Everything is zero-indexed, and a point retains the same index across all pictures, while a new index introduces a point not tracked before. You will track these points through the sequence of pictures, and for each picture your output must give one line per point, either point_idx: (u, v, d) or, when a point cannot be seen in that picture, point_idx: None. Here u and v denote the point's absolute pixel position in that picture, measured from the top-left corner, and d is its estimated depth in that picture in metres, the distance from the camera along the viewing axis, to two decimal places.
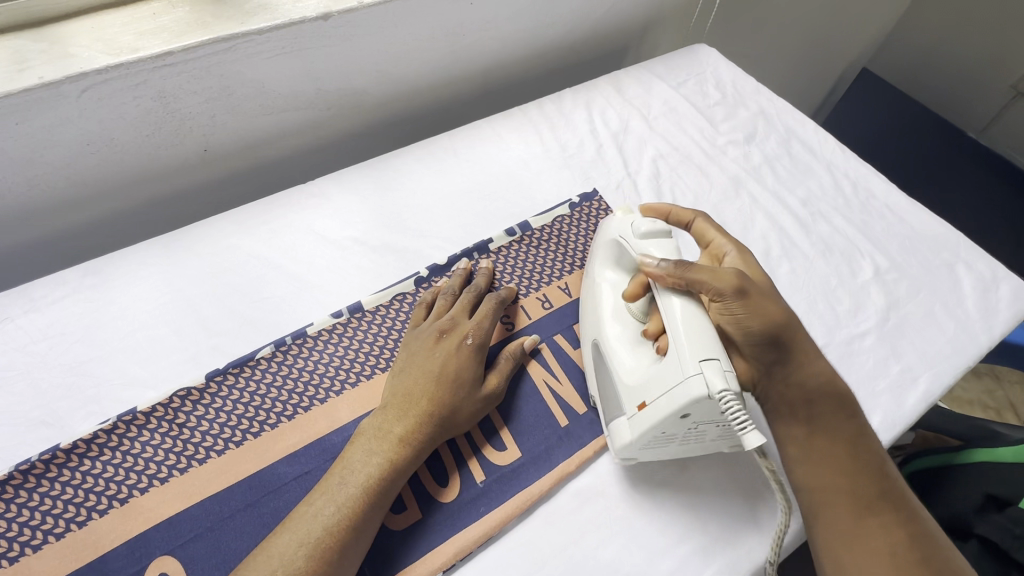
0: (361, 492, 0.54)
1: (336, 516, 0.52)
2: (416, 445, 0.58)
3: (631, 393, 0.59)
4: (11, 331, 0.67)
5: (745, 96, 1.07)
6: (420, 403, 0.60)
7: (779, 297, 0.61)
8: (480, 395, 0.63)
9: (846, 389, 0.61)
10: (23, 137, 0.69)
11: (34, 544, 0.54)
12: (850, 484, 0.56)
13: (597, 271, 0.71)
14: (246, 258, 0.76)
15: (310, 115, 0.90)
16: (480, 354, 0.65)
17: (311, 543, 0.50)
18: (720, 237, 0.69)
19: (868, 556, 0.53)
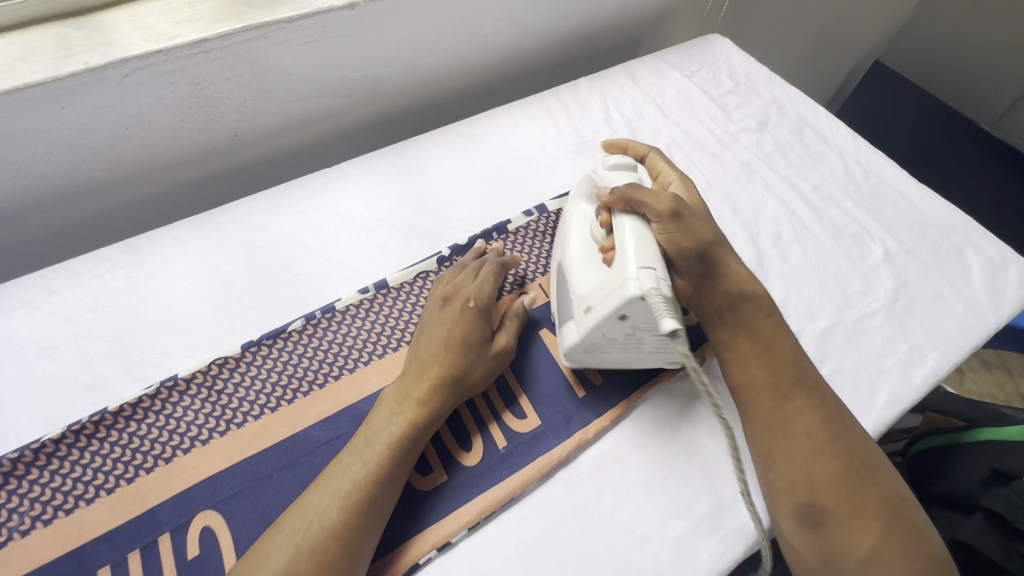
0: (384, 449, 0.57)
1: (363, 471, 0.56)
2: (432, 405, 0.61)
3: (579, 299, 0.64)
4: (57, 303, 0.71)
5: (758, 84, 1.09)
6: (432, 366, 0.63)
7: (709, 220, 0.69)
8: (489, 353, 0.66)
9: (764, 293, 0.68)
10: (69, 120, 0.73)
11: (87, 497, 0.58)
12: (771, 377, 0.62)
13: (571, 204, 0.73)
14: (277, 237, 0.79)
15: (334, 102, 0.93)
16: (484, 314, 0.67)
17: (342, 495, 0.54)
18: (667, 168, 0.77)
19: (789, 438, 0.59)
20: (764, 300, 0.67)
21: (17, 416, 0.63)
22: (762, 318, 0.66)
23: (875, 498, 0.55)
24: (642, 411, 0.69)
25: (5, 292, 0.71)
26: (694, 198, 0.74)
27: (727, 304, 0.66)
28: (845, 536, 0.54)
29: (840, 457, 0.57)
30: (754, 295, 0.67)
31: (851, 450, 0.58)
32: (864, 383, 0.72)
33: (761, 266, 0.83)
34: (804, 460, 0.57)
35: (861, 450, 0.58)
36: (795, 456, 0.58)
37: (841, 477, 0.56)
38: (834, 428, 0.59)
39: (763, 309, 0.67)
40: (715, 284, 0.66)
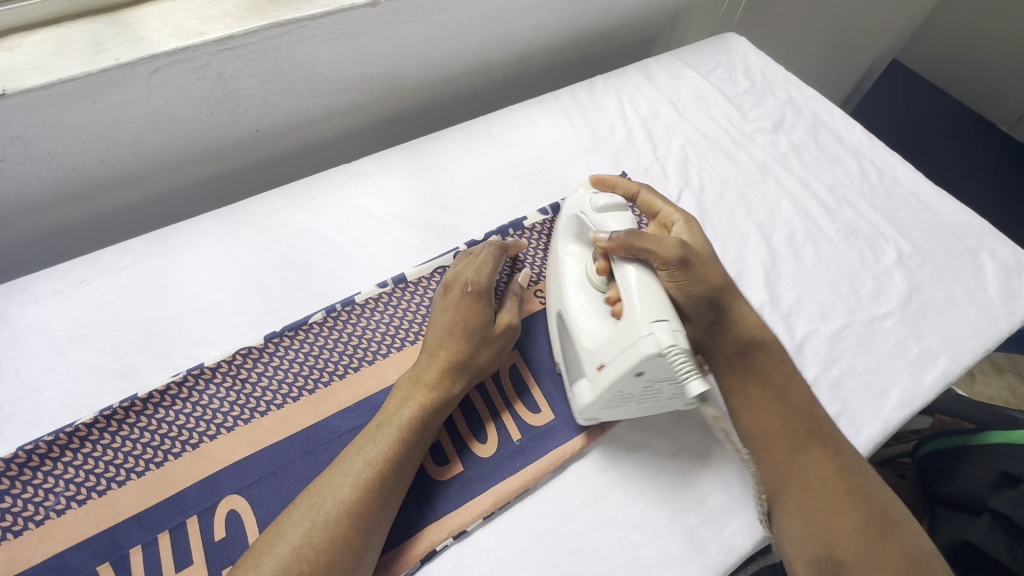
0: (396, 432, 0.59)
1: (377, 454, 0.57)
2: (442, 388, 0.63)
3: (591, 355, 0.62)
4: (87, 292, 0.73)
5: (774, 84, 1.09)
6: (439, 352, 0.65)
7: (716, 263, 0.69)
8: (493, 333, 0.67)
9: (771, 338, 0.69)
10: (98, 114, 0.75)
11: (119, 480, 0.60)
12: (786, 429, 0.62)
13: (561, 245, 0.73)
14: (298, 231, 0.81)
15: (354, 98, 0.94)
16: (485, 296, 0.68)
17: (358, 476, 0.56)
18: (666, 207, 0.77)
19: (805, 489, 0.59)
20: (774, 347, 0.68)
21: (50, 400, 0.65)
22: (776, 364, 0.67)
23: (902, 553, 0.52)
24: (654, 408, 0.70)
25: (38, 281, 0.73)
26: (698, 237, 0.74)
27: (736, 355, 0.67)
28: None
29: (860, 511, 0.56)
30: (762, 343, 0.68)
31: (873, 504, 0.56)
32: (874, 384, 0.73)
33: (774, 267, 0.84)
34: (822, 514, 0.56)
35: (885, 506, 0.56)
36: (812, 509, 0.57)
37: (862, 531, 0.54)
38: (855, 483, 0.58)
39: (775, 358, 0.67)
40: (723, 332, 0.68)
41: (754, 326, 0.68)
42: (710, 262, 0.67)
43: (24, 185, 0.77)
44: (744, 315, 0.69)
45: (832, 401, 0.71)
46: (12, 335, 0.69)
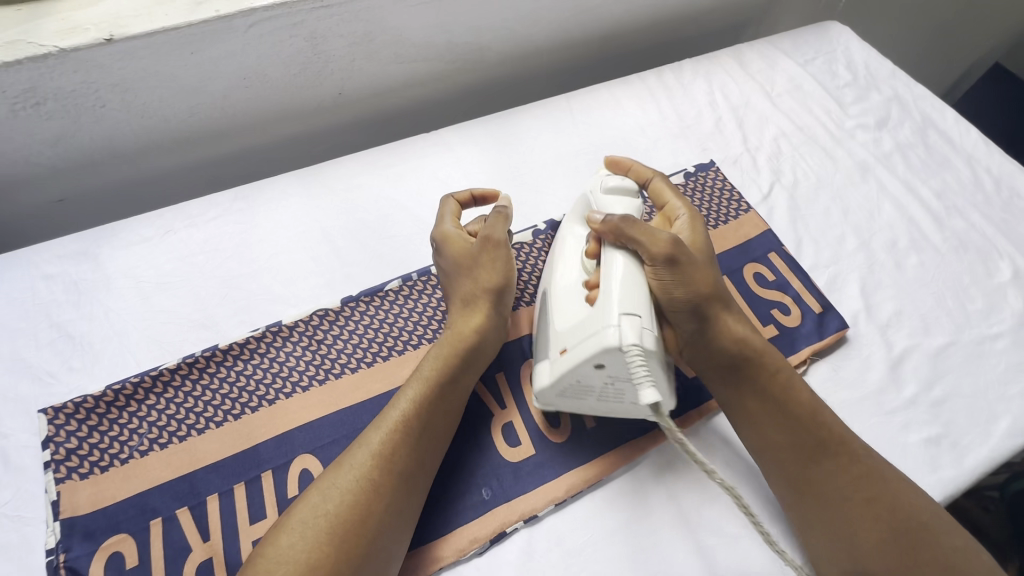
0: (417, 376, 0.58)
1: (402, 401, 0.57)
2: (464, 324, 0.62)
3: (558, 339, 0.59)
4: (173, 242, 0.74)
5: (879, 78, 1.01)
6: (455, 297, 0.65)
7: (713, 269, 0.61)
8: (478, 257, 0.64)
9: (767, 347, 0.61)
10: (194, 66, 0.75)
11: (198, 428, 0.61)
12: (786, 435, 0.57)
13: (564, 226, 0.68)
14: (376, 197, 0.80)
15: (437, 67, 0.92)
16: (451, 238, 0.66)
17: (391, 421, 0.55)
18: (674, 202, 0.68)
19: (819, 499, 0.55)
20: (774, 353, 0.61)
21: (136, 343, 0.67)
22: (779, 369, 0.60)
23: (933, 559, 0.50)
24: None
25: (128, 226, 0.75)
26: (703, 238, 0.65)
27: (730, 365, 0.60)
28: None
29: (880, 518, 0.52)
30: (763, 353, 0.60)
31: (890, 503, 0.53)
32: (982, 410, 0.67)
33: (871, 273, 0.78)
34: (841, 524, 0.53)
35: (904, 502, 0.53)
36: (830, 520, 0.54)
37: (883, 540, 0.51)
38: (872, 481, 0.54)
39: (781, 367, 0.60)
40: (715, 341, 0.59)
41: (754, 335, 0.61)
42: (705, 271, 0.60)
43: (119, 132, 0.79)
44: (745, 329, 0.61)
45: (933, 422, 0.66)
46: (103, 277, 0.71)
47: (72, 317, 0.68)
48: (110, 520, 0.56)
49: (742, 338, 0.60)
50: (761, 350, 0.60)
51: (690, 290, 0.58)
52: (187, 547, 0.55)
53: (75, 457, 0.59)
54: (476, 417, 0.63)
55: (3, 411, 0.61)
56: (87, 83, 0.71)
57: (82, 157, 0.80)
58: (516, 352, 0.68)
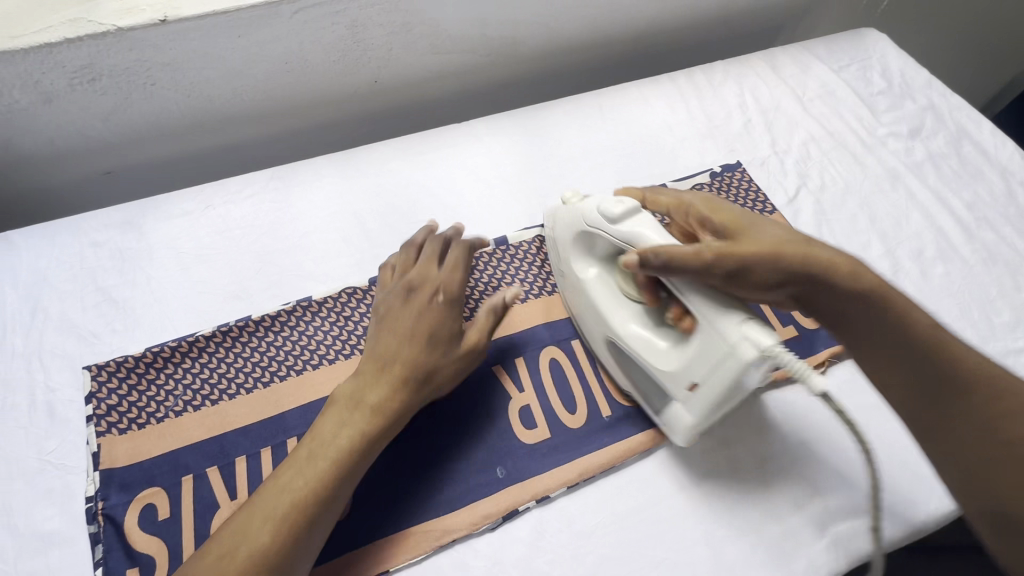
0: (329, 466, 0.52)
1: (297, 486, 0.51)
2: (389, 401, 0.56)
3: (676, 380, 0.56)
4: (213, 217, 0.77)
5: (914, 87, 1.00)
6: (394, 361, 0.58)
7: (778, 232, 0.56)
8: (457, 353, 0.61)
9: (877, 280, 0.55)
10: (241, 49, 0.78)
11: (229, 393, 0.64)
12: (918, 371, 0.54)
13: (580, 272, 0.66)
14: (407, 182, 0.83)
15: (471, 59, 0.94)
16: (450, 311, 0.62)
17: (273, 511, 0.49)
18: (672, 197, 0.62)
19: (951, 439, 0.52)
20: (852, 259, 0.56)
21: (174, 310, 0.70)
22: (875, 285, 0.55)
23: None
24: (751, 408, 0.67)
25: (170, 199, 0.78)
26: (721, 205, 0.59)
27: (832, 305, 0.55)
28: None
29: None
30: (851, 270, 0.55)
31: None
32: None
33: (896, 280, 0.78)
34: (982, 467, 0.50)
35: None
36: (973, 465, 0.50)
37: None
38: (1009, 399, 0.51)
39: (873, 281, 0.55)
40: (827, 289, 0.55)
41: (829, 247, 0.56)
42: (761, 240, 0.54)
43: (165, 110, 0.82)
44: (823, 247, 0.55)
45: None
46: (146, 246, 0.74)
47: (116, 283, 0.71)
48: (145, 473, 0.59)
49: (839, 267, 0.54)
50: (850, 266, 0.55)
51: (765, 266, 0.53)
52: (215, 503, 0.58)
53: (115, 412, 0.62)
54: (495, 398, 0.65)
55: (51, 365, 0.65)
56: (140, 61, 0.74)
57: (131, 132, 0.83)
58: (536, 338, 0.70)
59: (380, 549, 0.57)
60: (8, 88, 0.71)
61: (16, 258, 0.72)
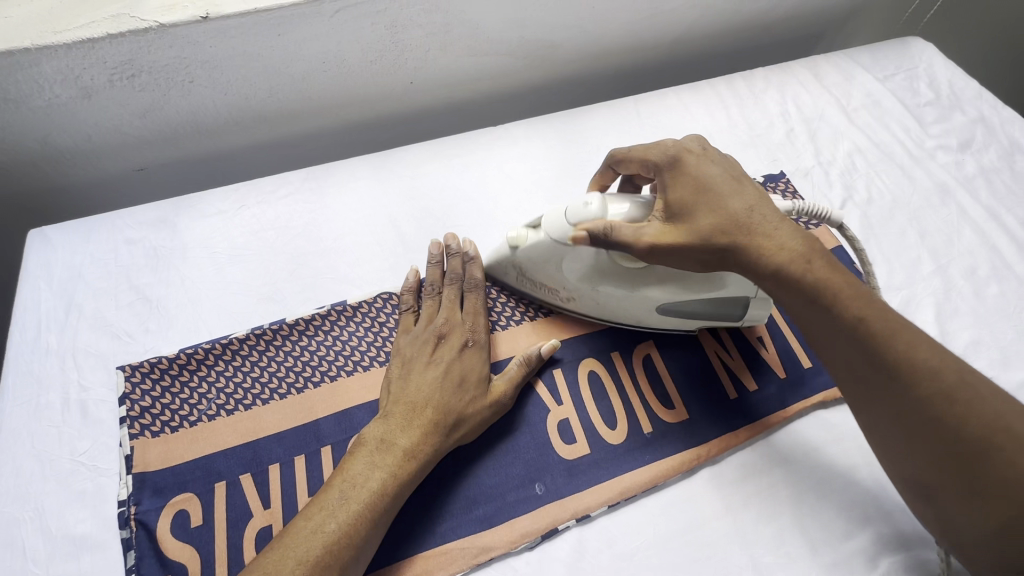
0: (363, 508, 0.52)
1: (327, 527, 0.50)
2: (422, 449, 0.56)
3: (741, 287, 0.62)
4: (247, 217, 0.77)
5: (963, 98, 0.97)
6: (425, 409, 0.58)
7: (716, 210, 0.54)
8: (485, 401, 0.60)
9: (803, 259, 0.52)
10: (280, 47, 0.77)
11: (263, 398, 0.63)
12: (851, 359, 0.51)
13: (569, 281, 0.65)
14: (442, 186, 0.81)
15: (507, 62, 0.93)
16: (480, 361, 0.63)
17: (305, 554, 0.48)
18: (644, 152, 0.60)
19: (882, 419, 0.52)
20: (809, 249, 0.53)
21: (208, 311, 0.69)
22: (821, 276, 0.52)
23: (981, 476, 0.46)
24: (798, 428, 0.64)
25: (205, 198, 0.78)
26: (686, 159, 0.57)
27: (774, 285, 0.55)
28: (976, 517, 0.47)
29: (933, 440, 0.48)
30: (790, 261, 0.52)
31: (973, 411, 0.47)
32: None
33: (948, 299, 0.75)
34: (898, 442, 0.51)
35: (989, 403, 0.47)
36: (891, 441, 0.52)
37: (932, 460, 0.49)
38: (942, 385, 0.48)
39: (828, 271, 0.52)
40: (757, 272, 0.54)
41: (784, 234, 0.53)
42: (701, 205, 0.55)
43: (202, 107, 0.81)
44: (776, 235, 0.53)
45: None
46: (180, 245, 0.73)
47: (150, 281, 0.70)
48: (178, 478, 0.58)
49: (771, 254, 0.53)
50: (800, 259, 0.52)
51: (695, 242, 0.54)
52: (248, 512, 0.57)
53: (148, 415, 0.61)
54: (533, 411, 0.63)
55: (85, 364, 0.64)
56: (179, 57, 0.74)
57: (166, 129, 0.83)
58: (574, 350, 0.68)
59: (416, 565, 0.55)
60: (49, 83, 0.71)
61: (52, 253, 0.71)
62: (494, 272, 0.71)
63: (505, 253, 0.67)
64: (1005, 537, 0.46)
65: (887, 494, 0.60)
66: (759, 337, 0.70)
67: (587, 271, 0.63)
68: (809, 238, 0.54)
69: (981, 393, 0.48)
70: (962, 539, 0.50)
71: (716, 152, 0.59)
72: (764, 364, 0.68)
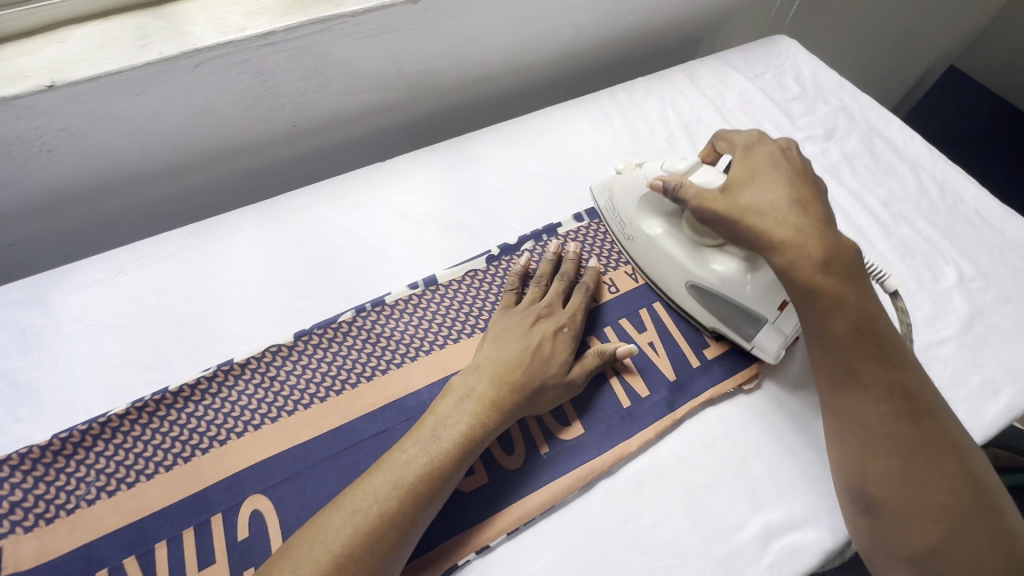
0: (451, 445, 0.56)
1: (433, 448, 0.56)
2: (508, 405, 0.60)
3: (765, 303, 0.66)
4: (125, 283, 0.74)
5: (826, 90, 1.04)
6: (514, 373, 0.62)
7: (759, 198, 0.61)
8: (568, 378, 0.64)
9: (824, 262, 0.57)
10: (142, 106, 0.75)
11: (147, 473, 0.60)
12: (840, 359, 0.57)
13: (643, 224, 0.75)
14: (331, 228, 0.81)
15: (391, 96, 0.93)
16: (572, 344, 0.67)
17: (398, 478, 0.53)
18: (739, 139, 0.69)
19: (855, 423, 0.56)
20: (831, 258, 0.57)
21: (85, 389, 0.66)
22: (836, 285, 0.57)
23: (934, 497, 0.52)
24: (687, 428, 0.67)
25: (78, 269, 0.75)
26: (758, 153, 0.66)
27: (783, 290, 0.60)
28: (912, 531, 0.52)
29: (898, 454, 0.54)
30: (799, 263, 0.57)
31: (935, 435, 0.54)
32: None
33: None
34: (861, 450, 0.56)
35: (951, 433, 0.55)
36: (852, 444, 0.56)
37: (893, 473, 0.54)
38: (917, 403, 0.55)
39: (847, 284, 0.58)
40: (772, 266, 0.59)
41: (812, 237, 0.58)
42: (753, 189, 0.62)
43: (69, 174, 0.79)
44: (805, 235, 0.58)
45: None
46: (51, 323, 0.70)
47: (19, 365, 0.67)
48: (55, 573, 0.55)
49: (787, 241, 0.58)
50: (817, 262, 0.57)
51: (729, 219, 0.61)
52: None
53: (20, 509, 0.58)
54: None
55: None
56: (31, 128, 0.71)
57: (33, 201, 0.79)
58: None
59: None
60: None
61: None
62: (596, 195, 0.84)
63: (611, 178, 0.81)
64: (930, 553, 0.51)
65: (769, 480, 0.63)
66: (650, 343, 0.73)
67: (662, 215, 0.74)
68: (837, 247, 0.58)
69: (943, 423, 0.55)
70: (884, 554, 0.54)
71: (791, 158, 0.66)
72: (655, 369, 0.71)
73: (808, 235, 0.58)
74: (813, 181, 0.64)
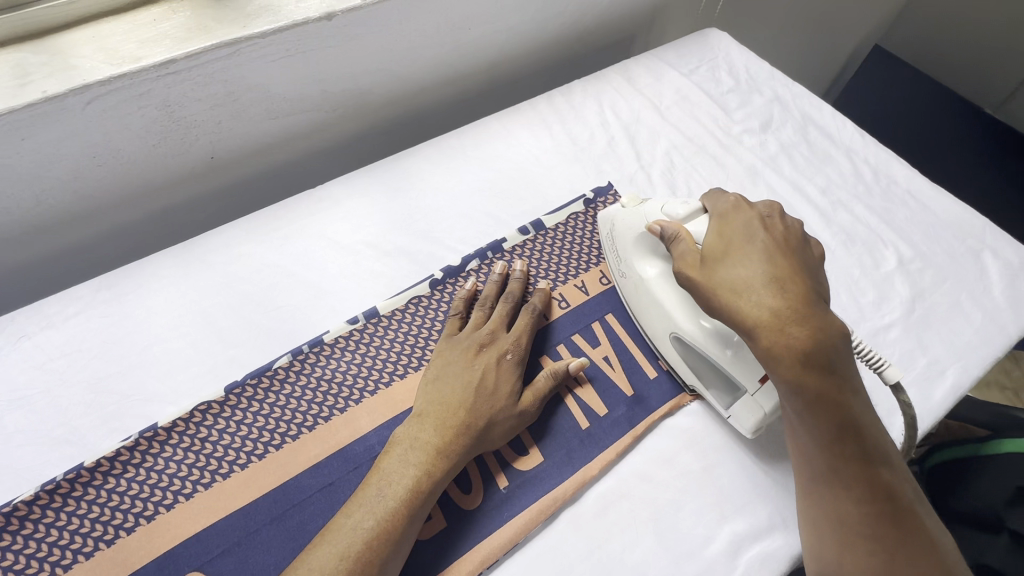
0: (399, 504, 0.53)
1: (377, 510, 0.52)
2: (455, 450, 0.57)
3: (746, 372, 0.60)
4: (27, 349, 0.66)
5: (759, 81, 1.04)
6: (458, 414, 0.59)
7: (739, 275, 0.56)
8: (517, 410, 0.62)
9: (807, 351, 0.52)
10: (30, 152, 0.68)
11: (64, 564, 0.54)
12: (823, 449, 0.53)
13: (636, 264, 0.71)
14: (260, 266, 0.75)
15: (317, 117, 0.88)
16: (518, 371, 0.64)
17: (345, 548, 0.50)
18: (725, 203, 0.65)
19: (835, 511, 0.53)
20: (816, 347, 0.52)
21: None
22: (818, 377, 0.52)
23: None
24: (649, 444, 0.65)
25: None
26: (739, 220, 0.62)
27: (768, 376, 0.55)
28: None
29: (878, 554, 0.50)
30: (780, 348, 0.52)
31: (913, 538, 0.50)
32: (880, 405, 0.69)
33: None
34: (838, 538, 0.52)
35: (934, 539, 0.50)
36: (827, 530, 0.53)
37: (870, 572, 0.50)
38: (901, 503, 0.51)
39: (829, 375, 0.52)
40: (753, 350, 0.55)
41: (796, 322, 0.53)
42: (733, 264, 0.58)
43: None
44: (787, 319, 0.53)
45: None
46: None
47: None
48: None
49: (764, 322, 0.53)
50: (800, 349, 0.52)
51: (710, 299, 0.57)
52: None
53: None
54: None
55: None
56: None
57: None
58: None
59: None
60: None
61: None
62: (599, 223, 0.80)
63: (613, 211, 0.76)
64: None
65: (733, 489, 0.62)
66: (605, 358, 0.71)
67: (658, 258, 0.70)
68: (823, 333, 0.53)
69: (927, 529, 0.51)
70: None
71: (775, 225, 0.62)
72: (612, 385, 0.69)
73: (793, 321, 0.53)
74: (794, 254, 0.59)
